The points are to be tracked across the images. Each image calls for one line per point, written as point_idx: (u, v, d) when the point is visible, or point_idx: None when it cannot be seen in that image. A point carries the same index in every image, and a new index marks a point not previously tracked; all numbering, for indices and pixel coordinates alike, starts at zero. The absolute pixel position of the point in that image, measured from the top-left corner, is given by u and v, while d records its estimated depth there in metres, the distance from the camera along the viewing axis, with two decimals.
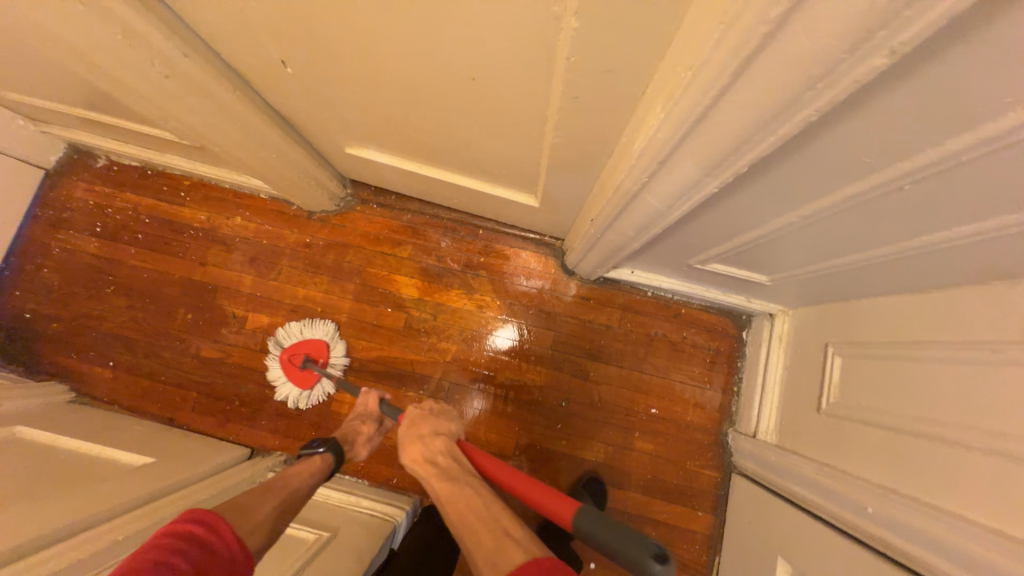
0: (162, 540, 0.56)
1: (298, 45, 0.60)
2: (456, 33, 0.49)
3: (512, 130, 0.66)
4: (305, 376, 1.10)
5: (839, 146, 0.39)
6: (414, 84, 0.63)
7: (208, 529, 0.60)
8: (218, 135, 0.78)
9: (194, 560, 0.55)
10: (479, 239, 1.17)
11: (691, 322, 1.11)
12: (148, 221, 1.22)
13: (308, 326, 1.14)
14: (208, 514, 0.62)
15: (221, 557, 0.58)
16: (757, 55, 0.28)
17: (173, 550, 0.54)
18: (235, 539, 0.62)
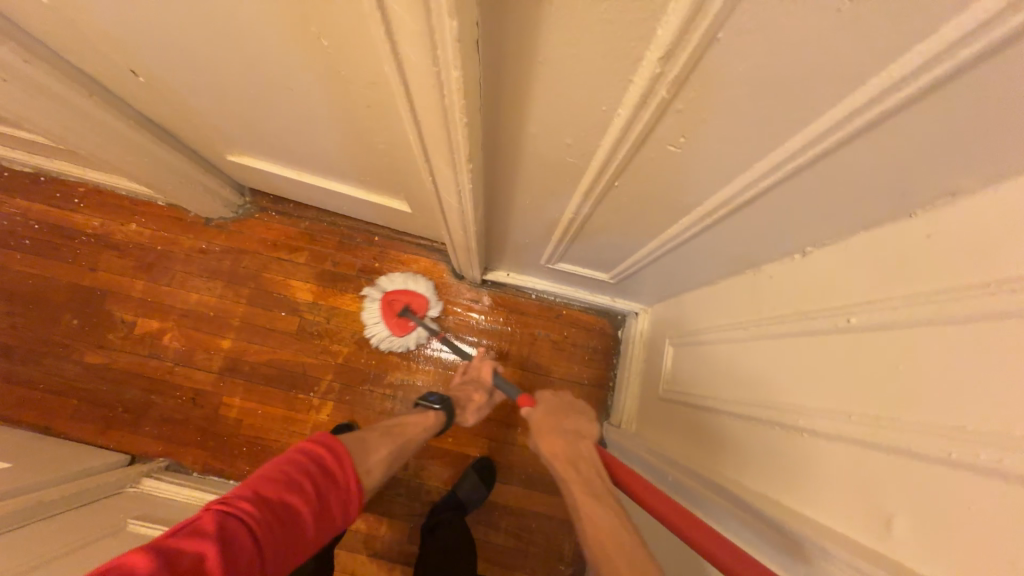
0: (299, 455, 0.67)
1: (141, 56, 0.66)
2: (258, 50, 0.56)
3: (348, 137, 0.73)
4: (404, 323, 1.12)
5: (542, 150, 0.47)
6: (254, 93, 0.69)
7: (332, 459, 0.69)
8: (82, 138, 0.82)
9: (312, 485, 0.65)
10: (375, 246, 1.22)
11: (573, 322, 1.20)
12: (36, 227, 1.21)
13: (419, 280, 1.15)
14: (336, 445, 0.70)
15: (338, 486, 0.68)
16: (402, 68, 0.36)
17: (298, 470, 0.65)
18: (349, 468, 0.70)
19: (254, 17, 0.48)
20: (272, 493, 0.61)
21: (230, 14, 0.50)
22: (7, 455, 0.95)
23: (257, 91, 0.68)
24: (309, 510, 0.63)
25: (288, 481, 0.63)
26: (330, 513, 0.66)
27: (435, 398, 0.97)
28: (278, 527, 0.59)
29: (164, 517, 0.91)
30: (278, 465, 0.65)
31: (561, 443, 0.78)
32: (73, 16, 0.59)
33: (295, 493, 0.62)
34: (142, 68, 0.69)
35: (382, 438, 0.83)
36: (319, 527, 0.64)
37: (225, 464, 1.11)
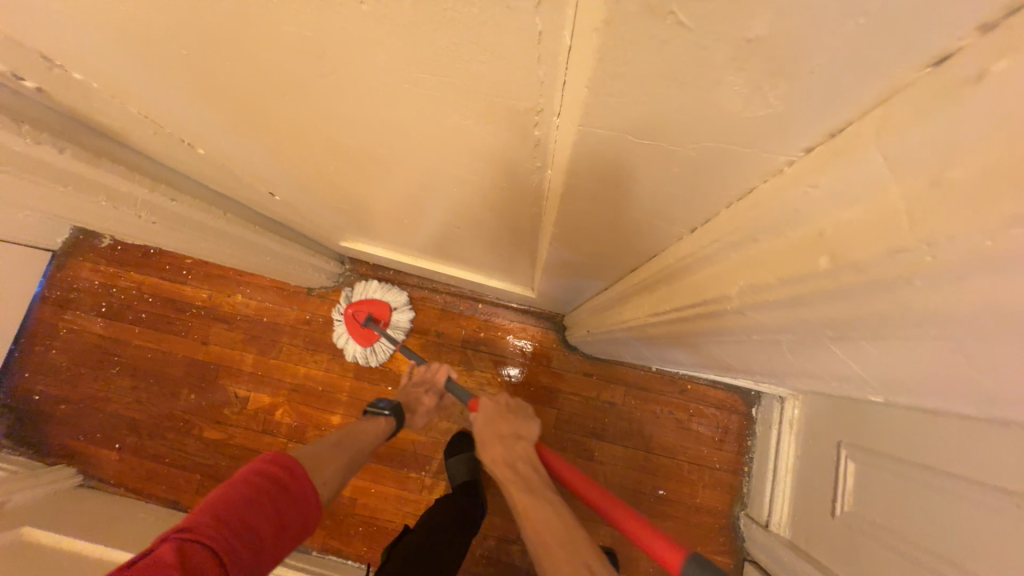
0: (251, 475, 0.59)
1: (287, 184, 0.61)
2: (454, 192, 0.48)
3: (505, 245, 0.66)
4: (368, 334, 1.13)
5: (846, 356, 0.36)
6: (409, 207, 0.63)
7: (289, 474, 0.62)
8: (212, 248, 0.79)
9: (273, 505, 0.58)
10: (478, 313, 1.16)
11: (697, 397, 1.09)
12: (152, 301, 1.24)
13: (381, 289, 1.15)
14: (290, 459, 0.63)
15: (300, 503, 0.62)
16: None
17: (255, 491, 0.57)
18: (310, 485, 0.64)
19: (480, 177, 0.41)
20: (231, 517, 0.53)
21: (444, 171, 0.43)
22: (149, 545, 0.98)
23: (418, 207, 0.61)
24: (269, 533, 0.56)
25: (245, 503, 0.55)
26: (290, 533, 0.59)
27: (384, 403, 0.91)
28: (241, 554, 0.51)
29: None
30: (230, 489, 0.56)
31: (500, 448, 0.78)
32: (230, 159, 0.54)
33: (255, 514, 0.55)
34: (284, 189, 0.64)
35: (336, 447, 0.76)
36: (278, 549, 0.57)
37: (340, 543, 1.10)
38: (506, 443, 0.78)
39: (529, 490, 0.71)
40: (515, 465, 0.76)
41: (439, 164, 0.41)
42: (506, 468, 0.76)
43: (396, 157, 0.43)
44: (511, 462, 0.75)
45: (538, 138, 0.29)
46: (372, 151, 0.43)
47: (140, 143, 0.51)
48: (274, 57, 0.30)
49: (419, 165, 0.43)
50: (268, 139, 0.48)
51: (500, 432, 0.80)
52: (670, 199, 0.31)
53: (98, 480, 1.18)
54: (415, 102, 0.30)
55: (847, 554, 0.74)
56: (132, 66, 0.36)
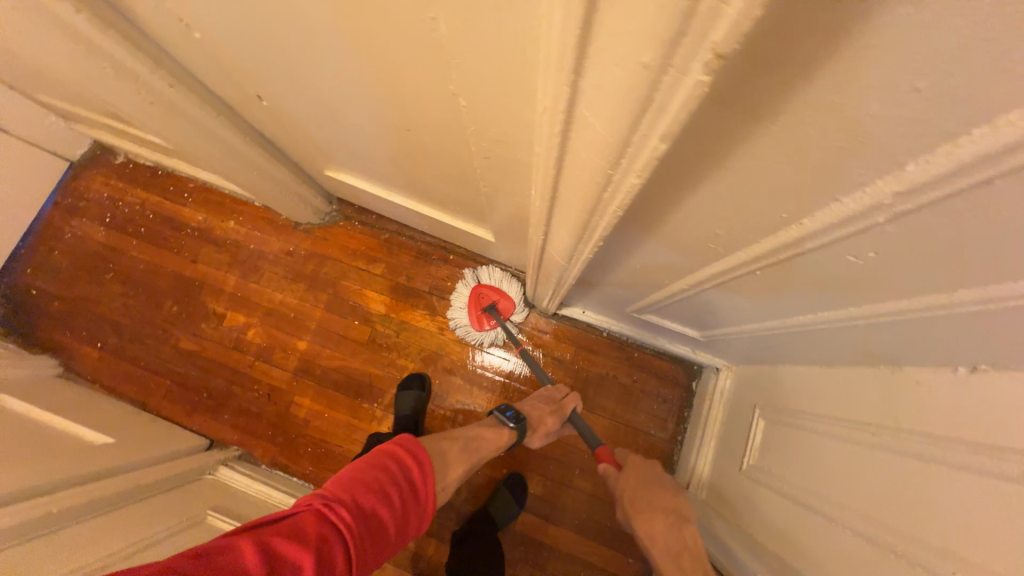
0: (394, 467, 0.73)
1: (269, 87, 0.70)
2: (386, 90, 0.55)
3: (450, 170, 0.73)
4: (482, 319, 1.13)
5: (685, 231, 0.43)
6: (369, 125, 0.70)
7: (419, 476, 0.75)
8: (204, 152, 0.88)
9: (397, 501, 0.70)
10: (449, 265, 1.23)
11: (641, 366, 1.14)
12: (152, 218, 1.33)
13: (507, 280, 1.14)
14: (426, 463, 0.76)
15: (419, 505, 0.73)
16: (561, 158, 0.34)
17: (390, 483, 0.71)
18: (430, 488, 0.76)
19: (391, 64, 0.48)
20: (366, 504, 0.67)
21: (368, 59, 0.49)
22: (111, 429, 1.04)
23: (373, 122, 0.68)
24: (391, 526, 0.68)
25: (381, 492, 0.69)
26: (408, 529, 0.71)
27: (511, 414, 0.96)
28: (365, 536, 0.65)
29: (231, 509, 0.96)
30: (372, 473, 0.71)
31: (660, 525, 0.73)
32: (216, 48, 0.62)
33: (383, 506, 0.69)
34: (269, 95, 0.73)
35: (461, 452, 0.87)
36: (397, 536, 0.70)
37: (289, 461, 1.16)
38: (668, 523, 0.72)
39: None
40: (674, 551, 0.70)
41: (357, 46, 0.48)
42: (666, 553, 0.70)
43: (329, 43, 0.50)
44: (669, 544, 0.71)
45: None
46: (308, 35, 0.50)
47: (143, 18, 0.59)
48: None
49: (346, 51, 0.50)
50: (228, 21, 0.54)
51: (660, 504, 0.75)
52: (504, 70, 0.37)
53: (77, 374, 1.26)
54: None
55: (745, 502, 0.78)
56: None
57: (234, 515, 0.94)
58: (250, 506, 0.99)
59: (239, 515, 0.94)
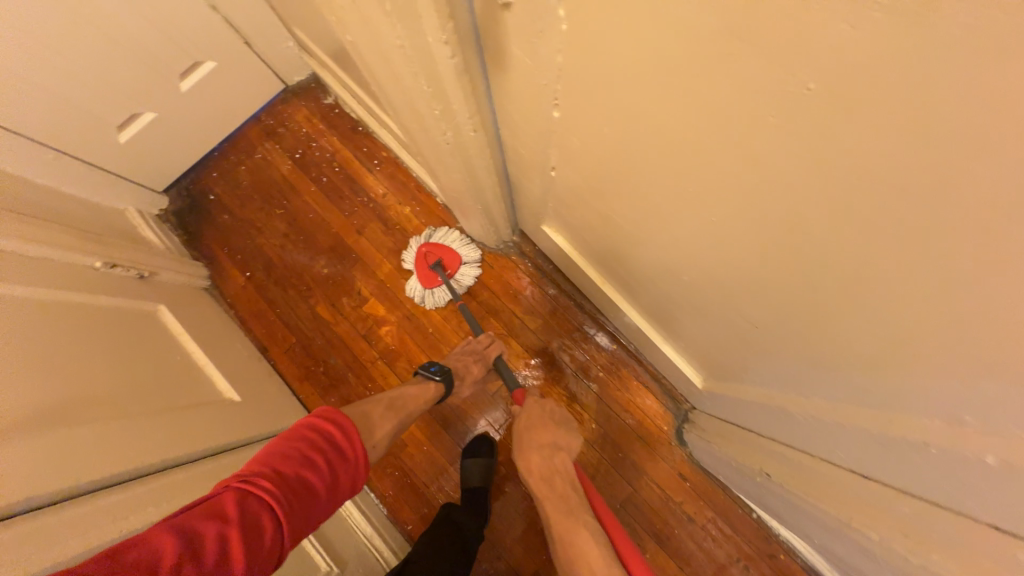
0: (309, 430, 0.65)
1: (584, 176, 0.57)
2: (810, 307, 0.40)
3: (750, 353, 0.57)
4: (430, 277, 1.13)
5: None
6: (683, 267, 0.56)
7: (342, 432, 0.67)
8: (446, 176, 0.78)
9: (323, 460, 0.63)
10: (606, 351, 1.09)
11: (782, 573, 0.95)
12: (337, 171, 1.30)
13: (458, 239, 1.15)
14: (344, 419, 0.68)
15: (352, 463, 0.66)
16: None
17: (311, 446, 0.63)
18: (359, 446, 0.68)
19: (913, 337, 0.32)
20: (291, 472, 0.59)
21: (855, 294, 0.34)
22: (238, 382, 1.03)
23: (700, 274, 0.53)
24: (323, 487, 0.61)
25: (301, 457, 0.61)
26: (342, 486, 0.64)
27: (436, 369, 0.93)
28: (295, 503, 0.57)
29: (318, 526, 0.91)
30: (288, 442, 0.63)
31: (539, 458, 0.86)
32: (567, 132, 0.50)
33: (309, 469, 0.61)
34: (571, 173, 0.60)
35: (386, 413, 0.81)
36: (331, 499, 0.63)
37: (373, 476, 1.12)
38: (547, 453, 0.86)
39: (567, 511, 0.79)
40: (553, 479, 0.84)
41: (875, 292, 0.33)
42: (544, 480, 0.84)
43: (810, 249, 0.35)
44: (545, 474, 0.84)
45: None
46: (787, 227, 0.35)
47: (505, 78, 0.48)
48: (920, 127, 0.22)
49: (829, 271, 0.35)
50: (654, 146, 0.41)
51: (541, 441, 0.88)
52: None
53: (220, 293, 1.28)
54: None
55: None
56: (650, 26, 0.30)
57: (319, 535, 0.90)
58: (334, 524, 0.95)
59: (326, 537, 0.89)
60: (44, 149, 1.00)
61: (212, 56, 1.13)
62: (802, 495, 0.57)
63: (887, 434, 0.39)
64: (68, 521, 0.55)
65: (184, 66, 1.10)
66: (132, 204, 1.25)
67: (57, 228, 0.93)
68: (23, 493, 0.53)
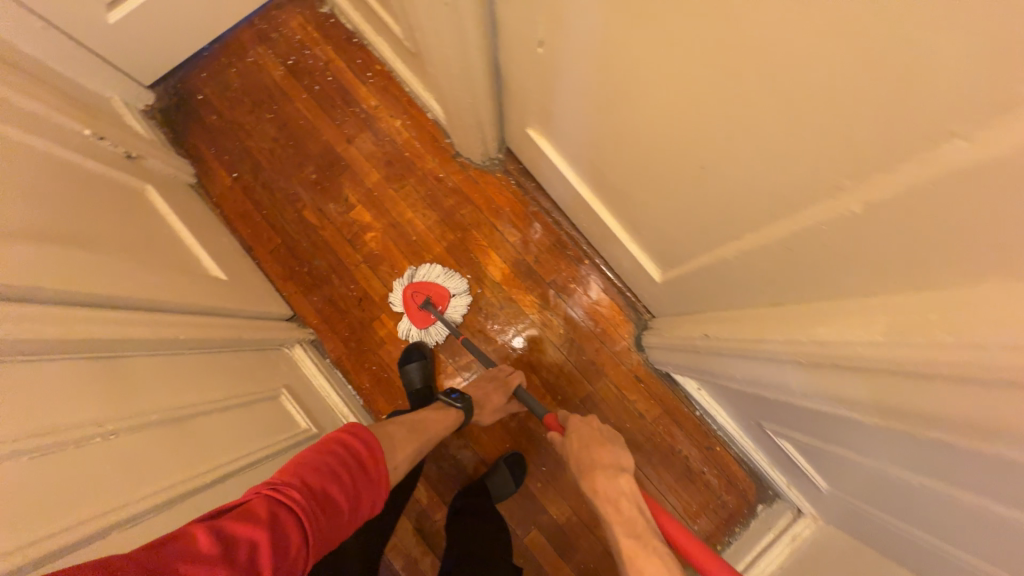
0: (338, 446, 0.71)
1: (564, 43, 0.64)
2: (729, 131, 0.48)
3: (696, 215, 0.65)
4: (425, 316, 1.15)
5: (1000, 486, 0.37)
6: (643, 131, 0.63)
7: (363, 451, 0.72)
8: (441, 61, 0.83)
9: (346, 476, 0.68)
10: (592, 284, 1.16)
11: (716, 461, 1.08)
12: (328, 80, 1.31)
13: (443, 275, 1.16)
14: (367, 438, 0.74)
15: (369, 482, 0.71)
16: None
17: (336, 460, 0.68)
18: (378, 464, 0.74)
19: (797, 119, 0.39)
20: (318, 485, 0.64)
21: (759, 97, 0.41)
22: (225, 266, 1.07)
23: (656, 131, 0.60)
24: (344, 503, 0.65)
25: (328, 472, 0.66)
26: (360, 503, 0.69)
27: (457, 397, 0.99)
28: (320, 515, 0.61)
29: (299, 396, 0.97)
30: (316, 454, 0.67)
31: (602, 479, 0.77)
32: None
33: (333, 485, 0.65)
34: (554, 42, 0.65)
35: (407, 434, 0.87)
36: (350, 516, 0.67)
37: (350, 370, 1.19)
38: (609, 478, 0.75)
39: (636, 534, 0.67)
40: (618, 502, 0.73)
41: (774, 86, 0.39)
42: (608, 503, 0.73)
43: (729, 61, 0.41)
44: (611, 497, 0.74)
45: (969, 102, 0.27)
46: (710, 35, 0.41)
47: None
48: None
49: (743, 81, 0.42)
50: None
51: (603, 461, 0.79)
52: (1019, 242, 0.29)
53: (206, 192, 1.29)
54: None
55: None
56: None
57: (301, 401, 0.97)
58: (311, 400, 1.02)
59: (304, 405, 0.96)
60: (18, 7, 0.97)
61: None
62: (728, 340, 0.66)
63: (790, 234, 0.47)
64: (73, 317, 0.60)
65: None
66: (116, 93, 1.24)
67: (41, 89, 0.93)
68: (23, 286, 0.57)
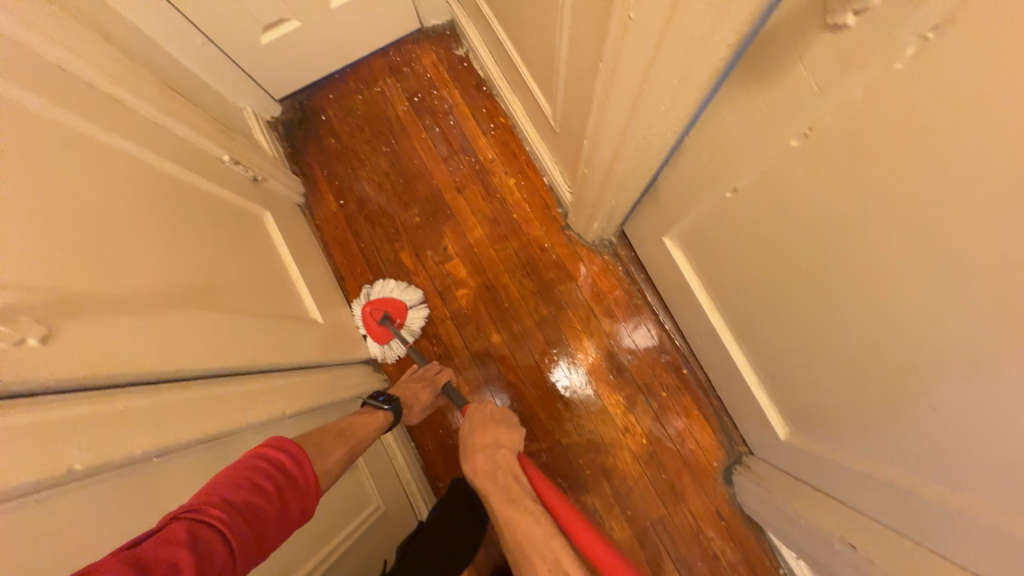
0: (258, 459, 0.56)
1: (770, 210, 0.56)
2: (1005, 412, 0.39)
3: (887, 432, 0.55)
4: (384, 333, 1.16)
5: None
6: (844, 328, 0.54)
7: (292, 459, 0.59)
8: (597, 168, 0.77)
9: (274, 490, 0.54)
10: (663, 360, 1.10)
11: None
12: (450, 124, 1.29)
13: (396, 287, 1.18)
14: (294, 445, 0.61)
15: (300, 496, 0.57)
16: None
17: (262, 474, 0.55)
18: (310, 474, 0.60)
19: None
20: (241, 502, 0.50)
21: None
22: (320, 306, 1.07)
23: (871, 342, 0.51)
24: (272, 522, 0.52)
25: (250, 485, 0.52)
26: (292, 521, 0.55)
27: (385, 399, 0.91)
28: (251, 529, 0.49)
29: (369, 460, 0.96)
30: (234, 472, 0.53)
31: (483, 458, 0.82)
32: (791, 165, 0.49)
33: (260, 500, 0.52)
34: (756, 203, 0.58)
35: (337, 440, 0.73)
36: (279, 534, 0.53)
37: (416, 428, 1.16)
38: (489, 451, 0.83)
39: (509, 499, 0.71)
40: (496, 473, 0.78)
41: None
42: (489, 476, 0.78)
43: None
44: (491, 470, 0.79)
45: None
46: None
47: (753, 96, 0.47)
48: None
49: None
50: (897, 213, 0.39)
51: (484, 443, 0.85)
52: None
53: (311, 213, 1.30)
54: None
55: None
56: (995, 77, 0.28)
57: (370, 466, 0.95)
58: (379, 460, 1.00)
59: (372, 470, 0.95)
60: (184, 21, 0.99)
61: None
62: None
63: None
64: (196, 400, 0.58)
65: None
66: (249, 104, 1.26)
67: (193, 109, 0.94)
68: (152, 364, 0.55)
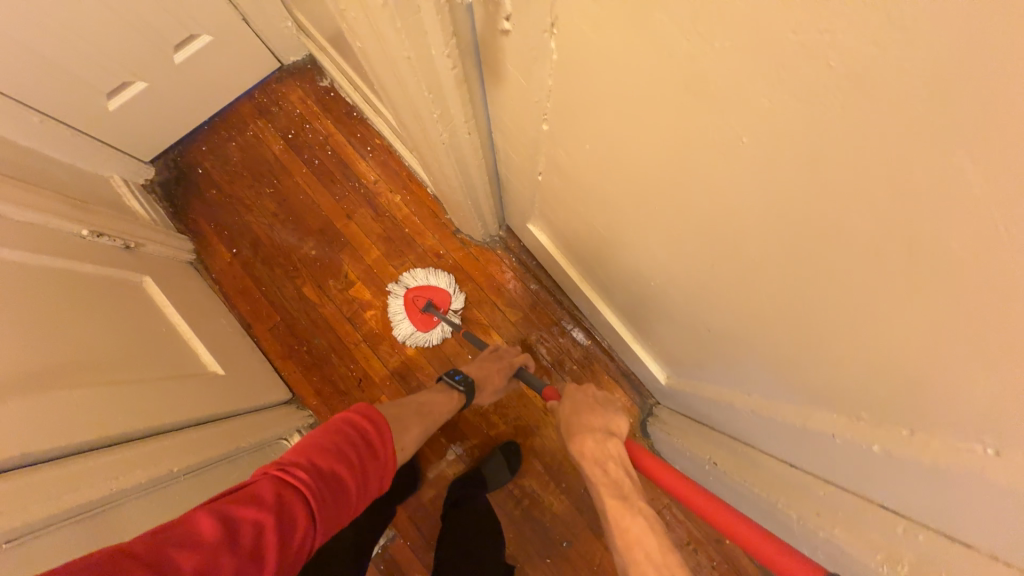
0: (348, 427, 0.65)
1: (566, 183, 0.63)
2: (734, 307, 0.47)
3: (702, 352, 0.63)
4: (426, 319, 1.16)
5: None
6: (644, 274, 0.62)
7: (374, 430, 0.67)
8: (439, 174, 0.82)
9: (358, 456, 0.63)
10: (568, 334, 1.17)
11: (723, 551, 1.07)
12: (328, 153, 1.32)
13: (436, 275, 1.18)
14: (377, 417, 0.69)
15: (379, 464, 0.66)
16: None
17: (348, 441, 0.64)
18: (390, 443, 0.68)
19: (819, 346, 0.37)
20: (328, 467, 0.59)
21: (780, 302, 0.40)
22: (223, 357, 1.06)
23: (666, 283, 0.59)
24: (352, 488, 0.61)
25: (338, 453, 0.61)
26: (369, 486, 0.64)
27: (460, 378, 0.96)
28: (330, 498, 0.57)
29: None
30: (326, 435, 0.63)
31: (590, 442, 0.73)
32: (552, 144, 0.56)
33: (344, 467, 0.60)
34: (558, 178, 0.65)
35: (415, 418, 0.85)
36: (358, 499, 0.62)
37: None
38: (600, 440, 0.72)
39: (622, 499, 0.66)
40: (605, 465, 0.71)
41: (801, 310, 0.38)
42: (596, 468, 0.71)
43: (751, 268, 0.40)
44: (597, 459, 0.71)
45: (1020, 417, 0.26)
46: None
47: (500, 91, 0.53)
48: (848, 159, 0.26)
49: None
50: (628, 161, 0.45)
51: (592, 425, 0.76)
52: None
53: (205, 268, 1.29)
54: (944, 290, 0.26)
55: None
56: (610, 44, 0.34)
57: None
58: None
59: None
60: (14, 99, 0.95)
61: (207, 29, 1.14)
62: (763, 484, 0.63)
63: (824, 426, 0.45)
64: (49, 482, 0.57)
65: (182, 36, 1.11)
66: (115, 171, 1.23)
67: (40, 191, 0.91)
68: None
